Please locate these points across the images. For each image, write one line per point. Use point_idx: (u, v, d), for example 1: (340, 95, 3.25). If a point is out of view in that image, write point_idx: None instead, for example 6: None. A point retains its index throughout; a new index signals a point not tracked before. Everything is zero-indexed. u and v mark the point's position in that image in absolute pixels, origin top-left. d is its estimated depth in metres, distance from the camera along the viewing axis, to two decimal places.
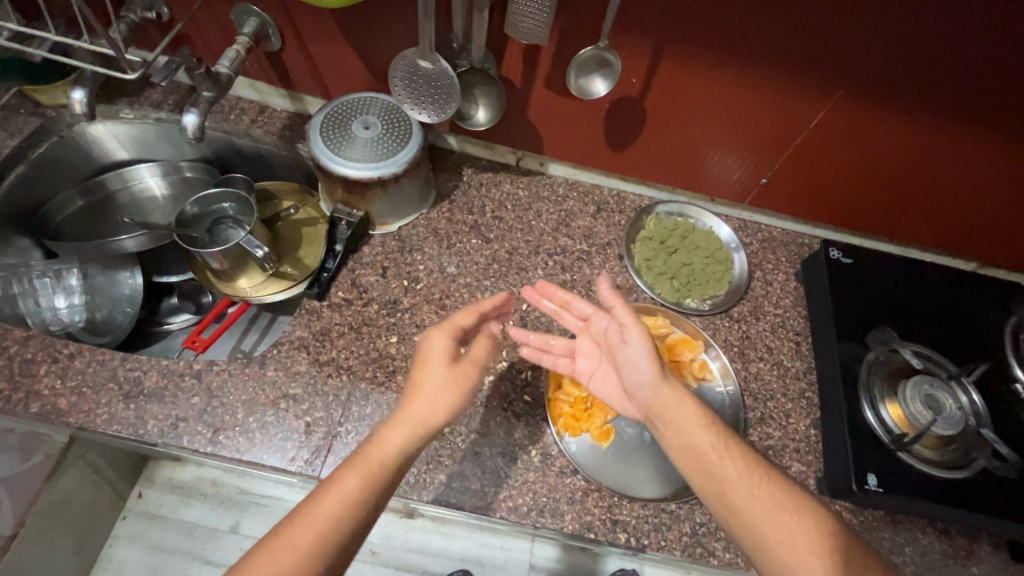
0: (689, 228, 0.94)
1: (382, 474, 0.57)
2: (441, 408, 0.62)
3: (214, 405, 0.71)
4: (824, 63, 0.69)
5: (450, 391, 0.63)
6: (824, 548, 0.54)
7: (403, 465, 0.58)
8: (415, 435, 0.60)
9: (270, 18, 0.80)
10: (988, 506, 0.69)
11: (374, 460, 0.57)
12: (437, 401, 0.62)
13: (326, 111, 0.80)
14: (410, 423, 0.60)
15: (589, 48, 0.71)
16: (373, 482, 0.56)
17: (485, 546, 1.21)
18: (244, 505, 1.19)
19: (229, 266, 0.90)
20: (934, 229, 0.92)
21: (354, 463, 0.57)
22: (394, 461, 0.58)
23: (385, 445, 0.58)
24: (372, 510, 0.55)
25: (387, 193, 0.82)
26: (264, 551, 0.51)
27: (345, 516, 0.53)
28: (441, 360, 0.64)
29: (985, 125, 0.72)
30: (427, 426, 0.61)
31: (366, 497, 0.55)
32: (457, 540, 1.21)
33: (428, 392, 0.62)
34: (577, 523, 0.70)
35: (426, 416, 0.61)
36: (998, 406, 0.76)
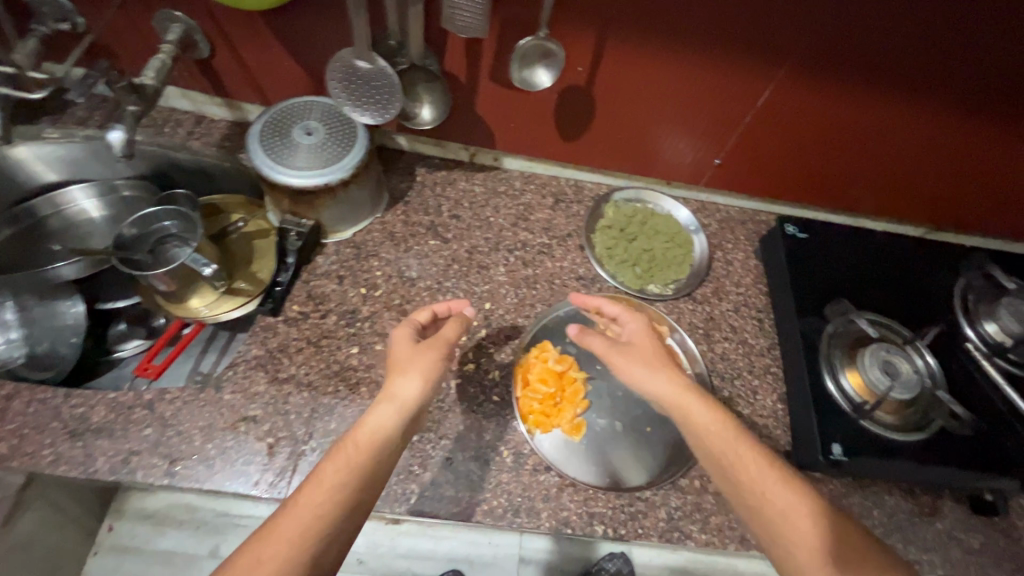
0: (649, 214, 0.94)
1: (359, 456, 0.56)
2: (412, 387, 0.62)
3: (169, 435, 0.68)
4: (767, 40, 0.68)
5: (419, 369, 0.63)
6: (810, 514, 0.55)
7: (382, 447, 0.58)
8: (391, 416, 0.60)
9: (196, 24, 0.75)
10: (945, 464, 0.72)
11: (354, 447, 0.57)
12: (408, 380, 0.62)
13: (265, 119, 0.76)
14: (383, 405, 0.61)
15: (529, 39, 0.68)
16: (354, 466, 0.55)
17: (473, 544, 1.21)
18: (222, 527, 1.16)
19: (177, 287, 0.86)
20: (883, 197, 0.94)
21: (336, 452, 0.57)
22: (371, 442, 0.58)
23: (360, 430, 0.58)
24: (356, 494, 0.54)
25: (338, 200, 0.79)
26: (255, 543, 0.49)
27: (327, 502, 0.52)
28: (407, 344, 0.66)
29: (923, 92, 0.73)
30: (401, 406, 0.61)
31: (348, 480, 0.54)
32: (445, 541, 1.21)
33: (401, 374, 0.63)
34: (554, 520, 0.70)
35: (401, 398, 0.61)
36: (950, 366, 0.78)
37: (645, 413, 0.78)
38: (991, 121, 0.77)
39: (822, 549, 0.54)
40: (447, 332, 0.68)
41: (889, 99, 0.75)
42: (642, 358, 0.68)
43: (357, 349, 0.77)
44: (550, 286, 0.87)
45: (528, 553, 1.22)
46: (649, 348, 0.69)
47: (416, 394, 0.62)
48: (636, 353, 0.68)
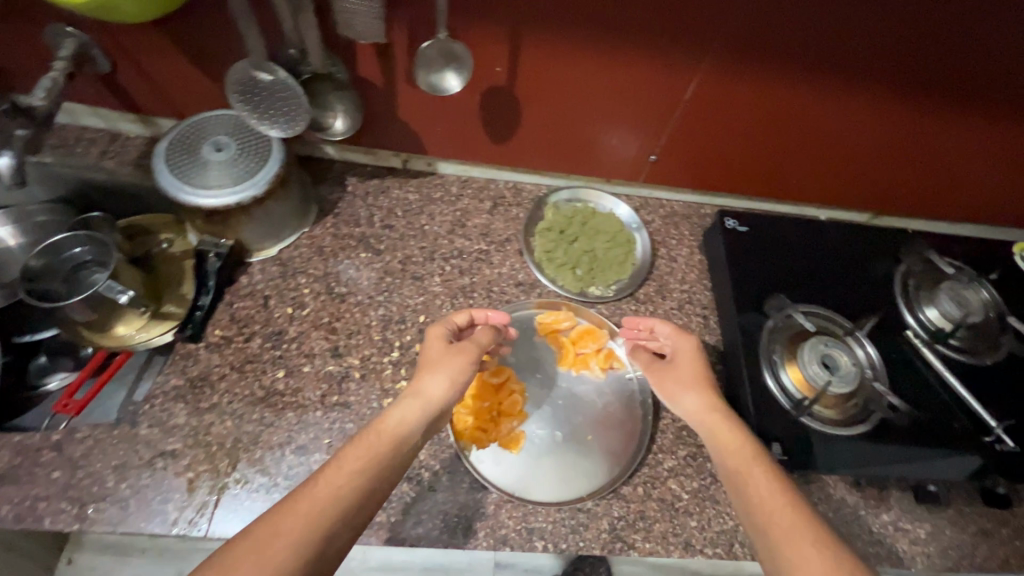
0: (590, 213, 0.91)
1: (382, 447, 0.55)
2: (439, 388, 0.62)
3: (80, 477, 0.65)
4: (687, 32, 0.66)
5: (448, 369, 0.64)
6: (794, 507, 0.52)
7: (404, 442, 0.57)
8: (415, 412, 0.60)
9: (90, 38, 0.70)
10: (885, 456, 0.71)
11: (377, 436, 0.56)
12: (436, 380, 0.63)
13: (171, 136, 0.73)
14: (409, 400, 0.61)
15: (430, 41, 0.65)
16: (376, 457, 0.54)
17: (446, 552, 1.19)
18: (185, 553, 1.13)
19: (99, 316, 0.82)
20: (825, 185, 0.92)
21: (359, 440, 0.55)
22: (395, 436, 0.57)
23: (384, 423, 0.57)
24: (376, 483, 0.52)
25: (253, 218, 0.75)
26: (272, 516, 0.45)
27: (348, 484, 0.50)
28: (440, 344, 0.67)
29: (853, 78, 0.71)
30: (426, 402, 0.61)
31: (370, 469, 0.52)
32: (417, 551, 1.18)
33: (429, 372, 0.63)
34: (491, 538, 0.67)
35: (428, 395, 0.61)
36: (891, 355, 0.78)
37: (586, 421, 0.76)
38: (923, 104, 0.75)
39: (809, 538, 0.49)
40: (479, 338, 0.69)
41: (819, 87, 0.73)
42: (678, 377, 0.69)
43: (283, 372, 0.74)
44: (488, 294, 0.84)
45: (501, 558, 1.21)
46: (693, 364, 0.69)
47: (442, 395, 0.62)
48: (673, 372, 0.70)
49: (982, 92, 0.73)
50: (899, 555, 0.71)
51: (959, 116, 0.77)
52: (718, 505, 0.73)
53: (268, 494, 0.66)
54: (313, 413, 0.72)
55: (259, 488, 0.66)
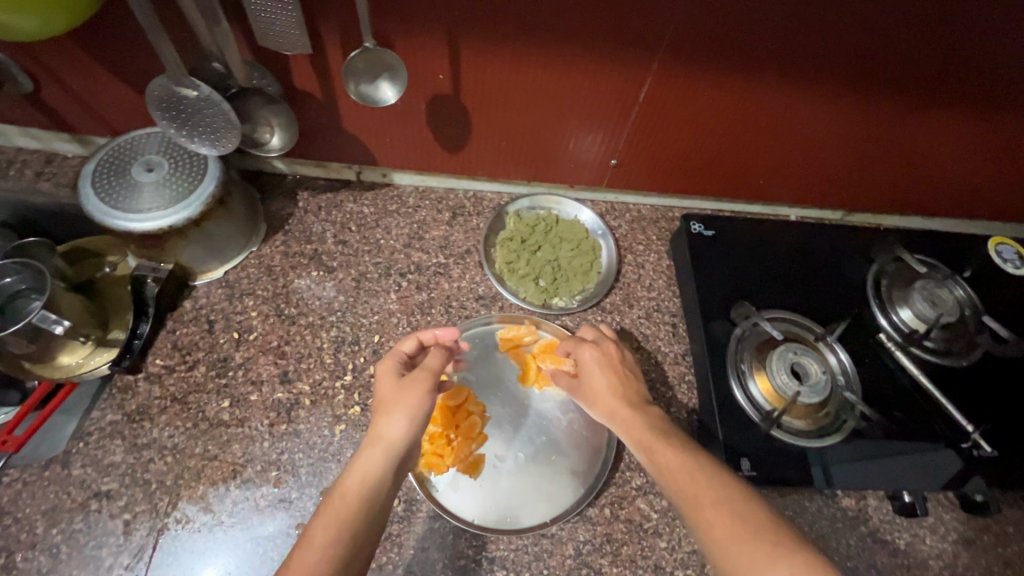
0: (553, 221, 0.87)
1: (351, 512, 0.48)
2: (398, 426, 0.54)
3: (7, 523, 0.61)
4: (632, 33, 0.63)
5: (405, 406, 0.55)
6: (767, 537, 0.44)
7: (373, 495, 0.50)
8: (376, 462, 0.52)
9: (6, 55, 0.66)
10: (860, 466, 0.68)
11: (341, 501, 0.49)
12: (393, 419, 0.55)
13: (99, 157, 0.69)
14: (372, 445, 0.53)
15: (357, 52, 0.62)
16: (345, 528, 0.47)
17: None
18: None
19: (38, 347, 0.77)
20: (791, 184, 0.90)
21: (326, 507, 0.49)
22: (359, 495, 0.49)
23: (346, 483, 0.50)
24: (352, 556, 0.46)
25: (191, 239, 0.71)
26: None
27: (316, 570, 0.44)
28: (393, 377, 0.60)
29: (812, 73, 0.68)
30: (386, 450, 0.53)
31: (341, 542, 0.46)
32: None
33: (386, 413, 0.55)
34: (449, 570, 0.64)
35: (385, 440, 0.53)
36: (865, 360, 0.75)
37: (549, 440, 0.73)
38: (886, 99, 0.72)
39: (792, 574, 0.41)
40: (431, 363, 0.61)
41: (776, 85, 0.71)
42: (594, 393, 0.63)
43: (228, 402, 0.70)
44: (447, 309, 0.81)
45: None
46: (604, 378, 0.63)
47: (404, 433, 0.54)
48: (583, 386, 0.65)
49: (948, 85, 0.70)
50: (876, 569, 0.68)
51: (925, 109, 0.74)
52: None
53: (211, 533, 0.63)
54: (260, 444, 0.68)
55: (202, 527, 0.63)
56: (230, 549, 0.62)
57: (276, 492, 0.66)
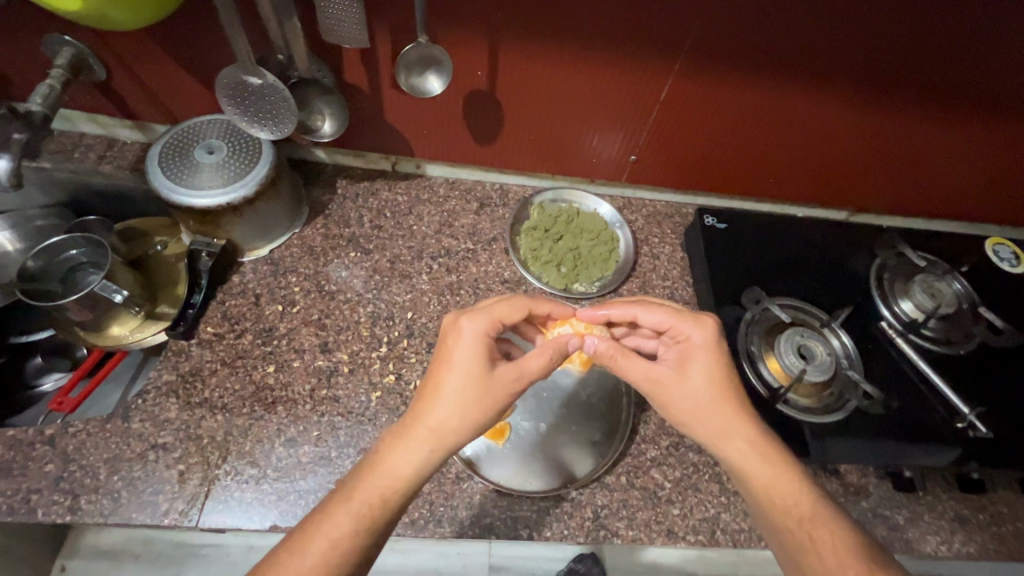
0: (574, 212, 0.93)
1: (376, 515, 0.50)
2: (460, 420, 0.54)
3: (72, 469, 0.66)
4: (659, 37, 0.69)
5: (480, 402, 0.55)
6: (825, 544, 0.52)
7: (404, 497, 0.52)
8: (420, 456, 0.53)
9: (86, 45, 0.73)
10: (863, 443, 0.72)
11: (377, 487, 0.51)
12: (458, 412, 0.54)
13: (165, 140, 0.75)
14: (422, 438, 0.53)
15: (411, 45, 0.68)
16: (368, 518, 0.50)
17: (442, 555, 1.08)
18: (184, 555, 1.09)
19: (95, 317, 0.84)
20: (801, 183, 0.95)
21: (354, 491, 0.51)
22: (391, 487, 0.51)
23: (388, 469, 0.52)
24: (364, 560, 0.49)
25: (244, 218, 0.77)
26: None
27: (334, 557, 0.47)
28: (478, 357, 0.57)
29: (823, 76, 0.74)
30: (437, 442, 0.53)
31: (361, 533, 0.49)
32: (415, 555, 1.08)
33: (443, 398, 0.55)
34: (477, 527, 0.69)
35: (440, 432, 0.54)
36: (867, 346, 0.80)
37: (570, 413, 0.78)
38: (891, 103, 0.78)
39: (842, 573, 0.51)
40: (527, 365, 0.58)
41: (788, 88, 0.76)
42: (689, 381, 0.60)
43: (273, 368, 0.76)
44: (474, 291, 0.86)
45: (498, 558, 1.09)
46: (698, 402, 0.58)
47: (457, 427, 0.54)
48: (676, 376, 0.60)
49: (951, 90, 0.75)
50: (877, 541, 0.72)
51: (929, 114, 0.80)
52: (701, 493, 0.74)
53: (257, 485, 0.68)
54: (302, 407, 0.73)
55: (249, 479, 0.68)
56: (275, 500, 0.67)
57: (317, 450, 0.71)
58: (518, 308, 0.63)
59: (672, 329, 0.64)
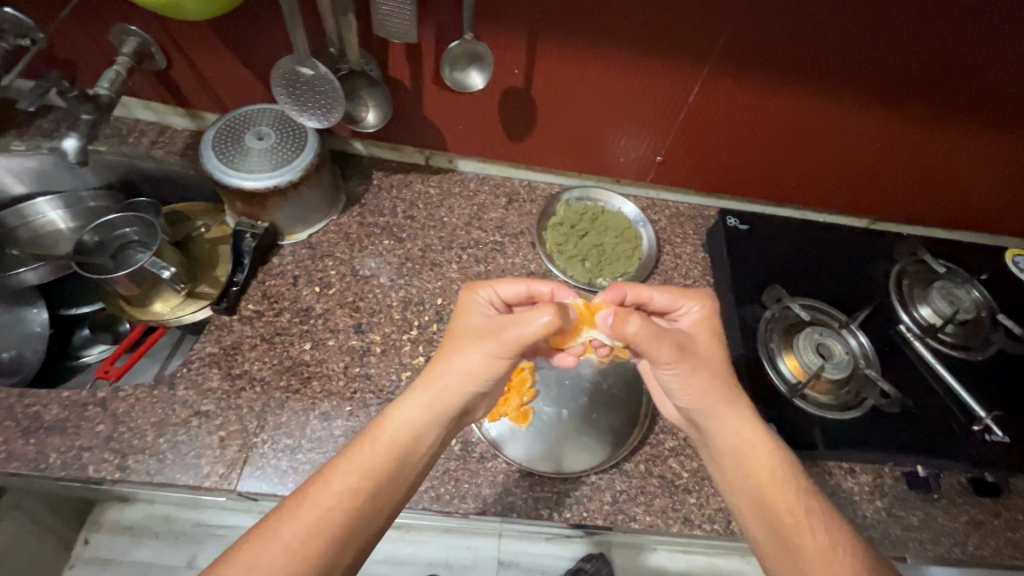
0: (599, 211, 0.96)
1: (380, 463, 0.56)
2: (460, 373, 0.61)
3: (122, 430, 0.70)
4: (688, 42, 0.72)
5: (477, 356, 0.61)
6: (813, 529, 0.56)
7: (405, 448, 0.58)
8: (422, 411, 0.60)
9: (149, 36, 0.78)
10: (877, 442, 0.73)
11: (382, 438, 0.58)
12: (457, 366, 0.61)
13: (218, 126, 0.80)
14: (427, 394, 0.60)
15: (457, 42, 0.72)
16: (372, 468, 0.56)
17: (452, 547, 1.06)
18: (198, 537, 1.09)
19: (140, 291, 0.88)
20: (823, 190, 0.97)
21: (363, 442, 0.58)
22: (396, 440, 0.58)
23: (394, 423, 0.59)
24: (369, 505, 0.54)
25: (288, 202, 0.81)
26: (249, 544, 0.50)
27: (341, 500, 0.53)
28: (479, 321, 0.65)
29: (847, 85, 0.77)
30: (436, 398, 0.60)
31: (365, 481, 0.55)
32: (424, 545, 1.06)
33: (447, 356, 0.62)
34: (500, 505, 0.71)
35: (442, 387, 0.61)
36: (886, 348, 0.81)
37: (591, 401, 0.80)
38: (913, 113, 0.80)
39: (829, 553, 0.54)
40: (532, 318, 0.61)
41: (812, 95, 0.79)
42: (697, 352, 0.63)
43: (310, 345, 0.79)
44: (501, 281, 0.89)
45: (507, 555, 1.06)
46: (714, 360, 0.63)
47: (456, 381, 0.61)
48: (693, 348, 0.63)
49: (971, 102, 0.77)
50: (892, 539, 0.73)
51: (950, 125, 0.82)
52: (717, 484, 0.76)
53: (292, 454, 0.71)
54: (336, 382, 0.77)
55: (284, 448, 0.71)
56: (309, 469, 0.70)
57: (349, 424, 0.74)
58: (513, 283, 0.68)
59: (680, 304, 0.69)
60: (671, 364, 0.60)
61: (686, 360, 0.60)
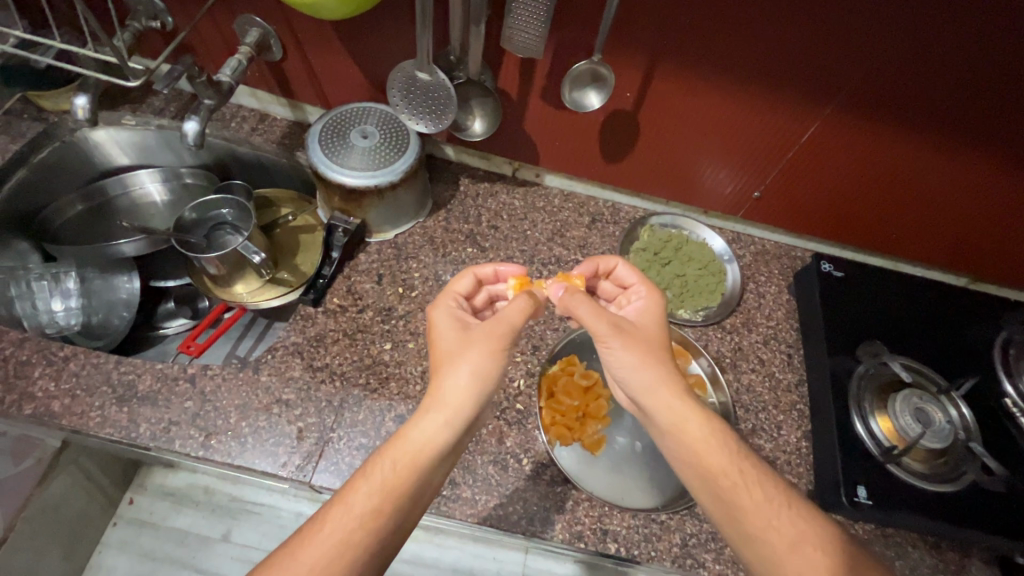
0: (683, 239, 0.93)
1: (397, 481, 0.52)
2: (465, 385, 0.57)
3: (208, 409, 0.71)
4: (811, 80, 0.70)
5: (469, 362, 0.58)
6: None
7: (421, 465, 0.54)
8: (438, 426, 0.55)
9: (271, 28, 0.80)
10: (976, 520, 0.69)
11: (401, 455, 0.54)
12: (458, 378, 0.57)
13: (325, 120, 0.81)
14: (433, 407, 0.56)
15: (583, 62, 0.73)
16: (390, 486, 0.52)
17: (478, 557, 1.02)
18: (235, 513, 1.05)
19: (226, 271, 0.89)
20: (923, 244, 0.93)
21: (379, 459, 0.54)
22: (414, 456, 0.54)
23: (409, 438, 0.55)
24: (392, 525, 0.51)
25: (384, 202, 0.82)
26: (272, 566, 0.48)
27: (362, 523, 0.50)
28: (454, 324, 0.63)
29: (974, 144, 0.73)
30: (451, 412, 0.56)
31: (388, 503, 0.51)
32: (450, 551, 1.03)
33: (450, 369, 0.58)
34: (567, 533, 0.70)
35: (449, 402, 0.56)
36: (988, 420, 0.77)
37: None
38: None
39: None
40: (508, 316, 0.62)
41: (934, 148, 0.75)
42: (638, 342, 0.62)
43: (390, 345, 0.80)
44: None
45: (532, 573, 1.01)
46: (657, 340, 0.64)
47: (464, 393, 0.56)
48: (639, 333, 0.63)
49: None
50: None
51: None
52: None
53: (366, 453, 0.71)
54: (412, 386, 0.77)
55: (358, 447, 0.71)
56: None
57: None
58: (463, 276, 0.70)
59: (632, 288, 0.71)
60: (611, 343, 0.61)
61: (627, 341, 0.61)
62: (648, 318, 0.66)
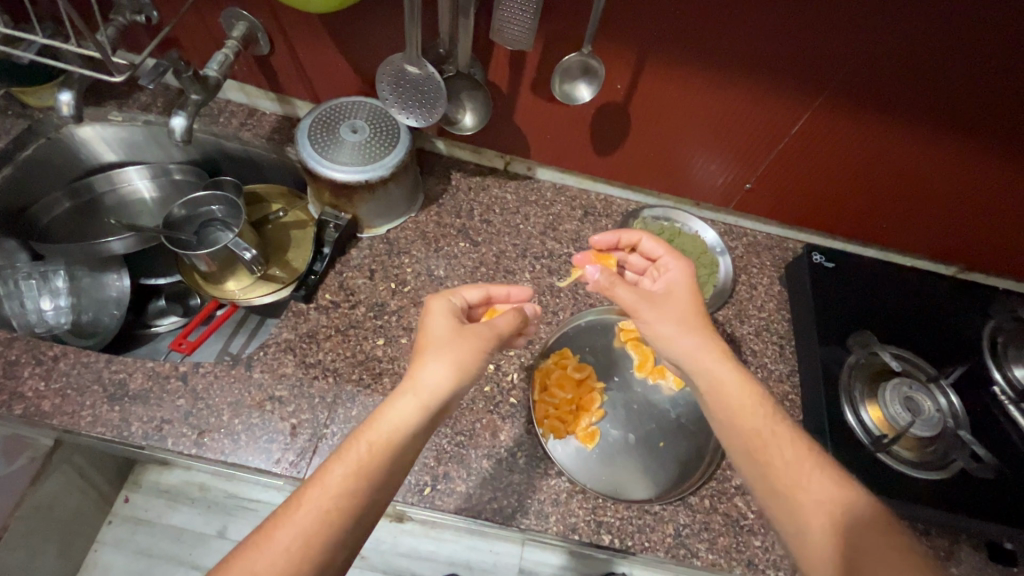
0: (675, 232, 0.92)
1: (371, 462, 0.51)
2: (445, 376, 0.56)
3: (200, 407, 0.71)
4: (801, 71, 0.70)
5: (451, 356, 0.58)
6: None
7: (394, 449, 0.53)
8: (411, 410, 0.55)
9: (258, 21, 0.79)
10: (963, 506, 0.70)
11: (374, 437, 0.53)
12: (438, 367, 0.57)
13: (315, 115, 0.80)
14: (407, 392, 0.56)
15: (574, 55, 0.72)
16: (363, 468, 0.51)
17: (474, 549, 1.03)
18: (230, 510, 1.05)
19: (217, 268, 0.88)
20: (914, 235, 0.93)
21: (355, 441, 0.53)
22: (389, 437, 0.53)
23: (380, 423, 0.54)
24: (365, 506, 0.50)
25: (374, 197, 0.81)
26: (249, 549, 0.47)
27: (335, 504, 0.49)
28: (451, 321, 0.62)
29: (964, 134, 0.74)
30: (425, 397, 0.55)
31: (361, 485, 0.50)
32: (446, 544, 1.04)
33: (431, 358, 0.57)
34: (561, 525, 0.70)
35: (426, 387, 0.56)
36: (976, 408, 0.77)
37: (658, 427, 0.79)
38: None
39: None
40: (498, 322, 0.63)
41: (923, 138, 0.76)
42: (674, 316, 0.64)
43: (383, 341, 0.79)
44: (573, 294, 0.88)
45: (529, 565, 1.02)
46: (692, 309, 0.65)
47: (443, 383, 0.56)
48: (675, 311, 0.65)
49: None
50: None
51: None
52: None
53: None
54: None
55: None
56: None
57: None
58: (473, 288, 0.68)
59: (661, 260, 0.72)
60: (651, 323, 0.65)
61: (671, 320, 0.64)
62: (679, 292, 0.67)
